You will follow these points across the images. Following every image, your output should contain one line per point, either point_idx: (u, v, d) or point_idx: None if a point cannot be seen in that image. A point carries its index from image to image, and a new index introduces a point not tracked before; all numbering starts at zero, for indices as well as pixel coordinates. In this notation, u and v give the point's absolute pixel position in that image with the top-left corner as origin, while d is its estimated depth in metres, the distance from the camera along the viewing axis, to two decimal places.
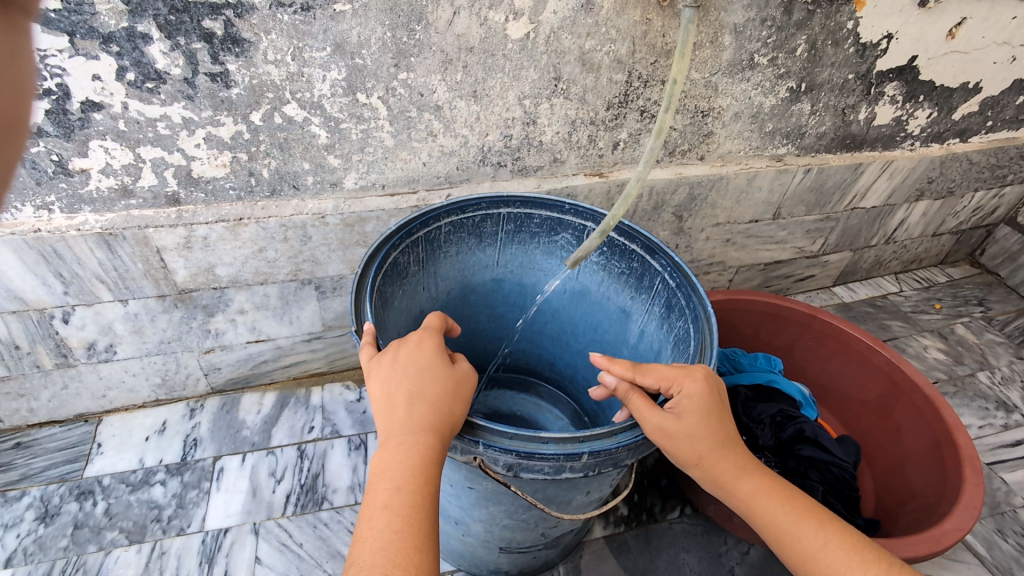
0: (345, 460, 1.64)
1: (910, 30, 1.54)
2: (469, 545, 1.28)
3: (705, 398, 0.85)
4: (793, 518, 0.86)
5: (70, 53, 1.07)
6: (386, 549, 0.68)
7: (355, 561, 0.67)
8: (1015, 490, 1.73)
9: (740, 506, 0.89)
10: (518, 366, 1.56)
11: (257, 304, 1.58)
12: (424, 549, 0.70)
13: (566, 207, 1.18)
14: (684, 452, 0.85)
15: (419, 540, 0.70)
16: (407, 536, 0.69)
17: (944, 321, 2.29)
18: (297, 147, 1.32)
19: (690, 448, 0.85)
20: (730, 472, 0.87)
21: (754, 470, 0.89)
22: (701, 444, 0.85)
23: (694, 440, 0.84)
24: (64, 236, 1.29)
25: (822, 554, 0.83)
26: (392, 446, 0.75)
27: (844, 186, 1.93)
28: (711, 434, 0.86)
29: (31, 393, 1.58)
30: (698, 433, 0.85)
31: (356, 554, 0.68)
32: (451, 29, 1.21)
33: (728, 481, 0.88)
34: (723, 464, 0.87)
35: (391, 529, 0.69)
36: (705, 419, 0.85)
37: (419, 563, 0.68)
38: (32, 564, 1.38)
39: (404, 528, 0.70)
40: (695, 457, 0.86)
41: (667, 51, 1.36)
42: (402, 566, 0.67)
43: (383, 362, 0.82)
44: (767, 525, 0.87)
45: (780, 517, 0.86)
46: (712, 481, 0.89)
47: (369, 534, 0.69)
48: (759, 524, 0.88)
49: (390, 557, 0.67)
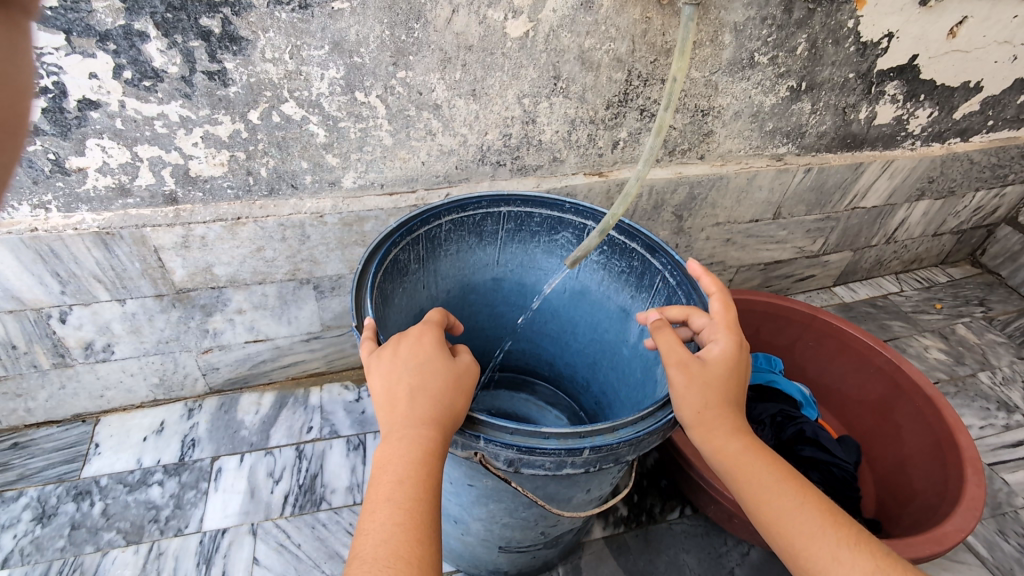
0: (345, 460, 1.63)
1: (911, 29, 1.53)
2: (469, 545, 1.27)
3: (734, 354, 0.89)
4: (773, 484, 0.84)
5: (67, 51, 1.06)
6: (387, 542, 0.67)
7: (357, 554, 0.67)
8: (1017, 490, 1.73)
9: (723, 466, 0.87)
10: (518, 366, 1.55)
11: (256, 303, 1.57)
12: (425, 543, 0.69)
13: (566, 205, 1.17)
14: (692, 395, 0.85)
15: (421, 534, 0.69)
16: (409, 529, 0.69)
17: (945, 321, 2.29)
18: (296, 146, 1.31)
19: (698, 393, 0.85)
20: (722, 430, 0.86)
21: (744, 432, 0.87)
22: (709, 393, 0.86)
23: (706, 385, 0.86)
24: (61, 235, 1.29)
25: (793, 522, 0.81)
26: (395, 440, 0.74)
27: (844, 186, 1.92)
28: (722, 390, 0.87)
29: (29, 393, 1.57)
30: (711, 380, 0.86)
31: (358, 548, 0.67)
32: (450, 27, 1.21)
33: (717, 436, 0.86)
34: (719, 419, 0.86)
35: (393, 522, 0.69)
36: (725, 376, 0.87)
37: (421, 557, 0.67)
38: (30, 565, 1.37)
39: (407, 522, 0.69)
40: (699, 404, 0.85)
41: (667, 49, 1.36)
42: (405, 559, 0.66)
43: (385, 355, 0.81)
44: (748, 484, 0.85)
45: (760, 481, 0.84)
46: (701, 437, 0.86)
47: (371, 527, 0.69)
48: (737, 487, 0.86)
49: (392, 550, 0.67)
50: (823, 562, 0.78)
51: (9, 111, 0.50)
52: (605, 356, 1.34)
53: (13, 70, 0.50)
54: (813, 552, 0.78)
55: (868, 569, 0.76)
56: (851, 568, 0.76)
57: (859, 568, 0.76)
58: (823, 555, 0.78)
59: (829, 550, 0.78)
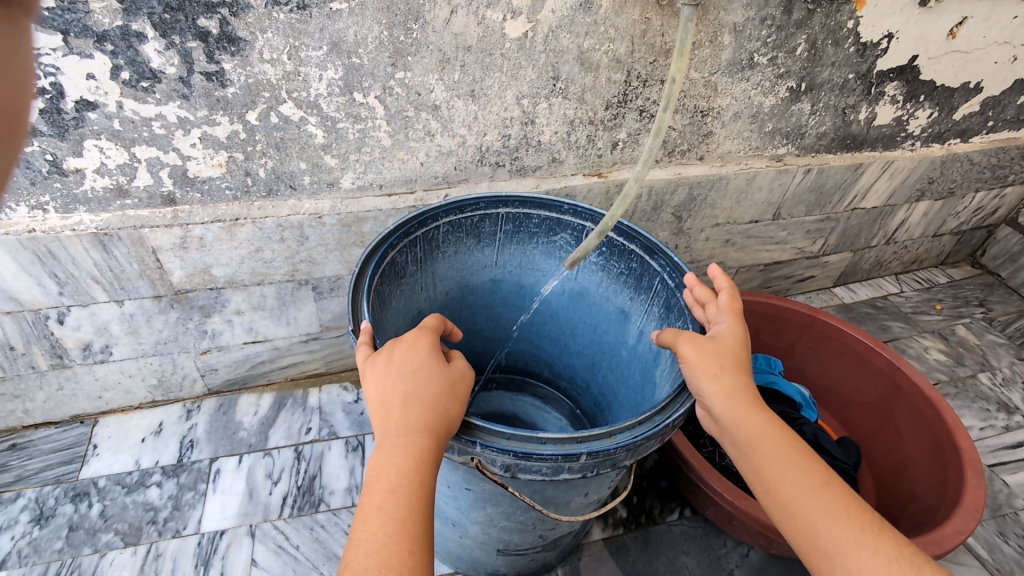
0: (343, 461, 1.63)
1: (911, 29, 1.53)
2: (467, 547, 1.27)
3: (738, 332, 0.93)
4: (797, 465, 0.85)
5: (64, 51, 1.06)
6: (379, 552, 0.66)
7: (349, 564, 0.66)
8: (1017, 492, 1.72)
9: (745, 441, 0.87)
10: (517, 366, 1.55)
11: (255, 304, 1.57)
12: (418, 553, 0.68)
13: (565, 206, 1.16)
14: (707, 359, 0.89)
15: (414, 544, 0.68)
16: (401, 538, 0.68)
17: (945, 322, 2.28)
18: (295, 146, 1.31)
19: (715, 358, 0.89)
20: (746, 403, 0.87)
21: (767, 411, 0.88)
22: (726, 361, 0.89)
23: (720, 351, 0.90)
24: (59, 236, 1.28)
25: (817, 504, 0.82)
26: (389, 447, 0.74)
27: (844, 186, 1.92)
28: (737, 362, 0.90)
29: (27, 394, 1.57)
30: (724, 349, 0.90)
31: (350, 557, 0.67)
32: (449, 28, 1.20)
33: (743, 409, 0.87)
34: (741, 391, 0.88)
35: (386, 531, 0.68)
36: (737, 350, 0.91)
37: (413, 566, 0.67)
38: (28, 566, 1.37)
39: (399, 531, 0.69)
40: (718, 366, 0.88)
41: (667, 50, 1.35)
42: (396, 569, 0.66)
43: (379, 361, 0.81)
44: (769, 463, 0.86)
45: (785, 461, 0.85)
46: (727, 409, 0.87)
47: (363, 537, 0.68)
48: (759, 466, 0.87)
49: (384, 559, 0.66)
50: (846, 545, 0.79)
51: (8, 108, 0.49)
52: (604, 357, 1.34)
53: (13, 69, 0.50)
54: (837, 535, 0.80)
55: (891, 552, 0.78)
56: (874, 551, 0.78)
57: (882, 552, 0.78)
58: (846, 537, 0.79)
59: (852, 533, 0.79)
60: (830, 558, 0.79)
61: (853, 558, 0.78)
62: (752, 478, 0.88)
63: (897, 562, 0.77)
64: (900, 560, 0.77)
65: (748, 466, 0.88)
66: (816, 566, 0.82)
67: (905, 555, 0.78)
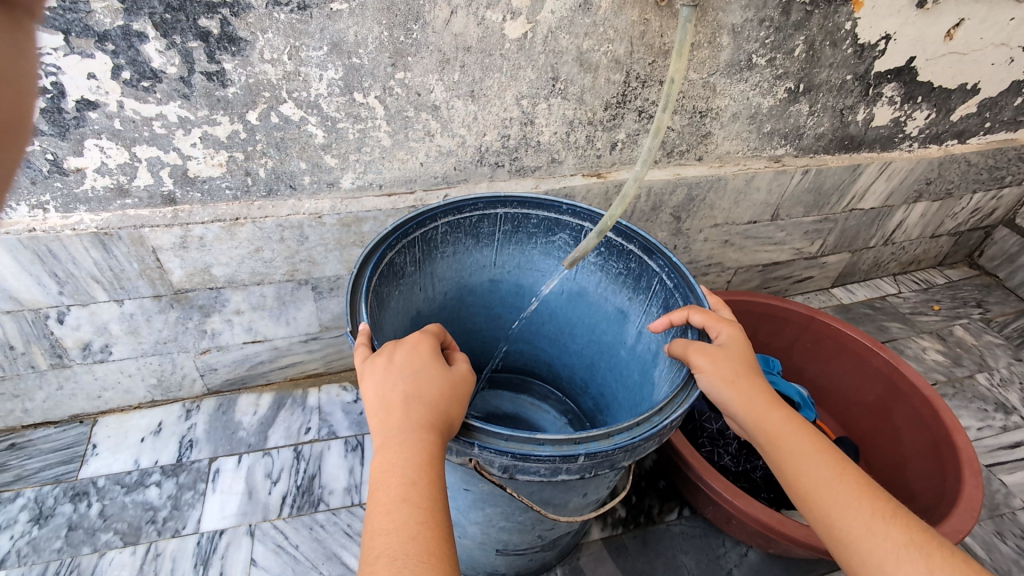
0: (342, 461, 1.63)
1: (909, 31, 1.54)
2: (465, 548, 1.27)
3: (743, 335, 0.96)
4: (813, 457, 0.87)
5: (65, 51, 1.06)
6: (411, 539, 0.67)
7: (380, 553, 0.65)
8: (1015, 491, 1.73)
9: (762, 438, 0.90)
10: (516, 367, 1.56)
11: (254, 304, 1.57)
12: (445, 538, 0.69)
13: (563, 207, 1.16)
14: (720, 367, 0.91)
15: (441, 531, 0.69)
16: (430, 525, 0.69)
17: (943, 322, 2.29)
18: (294, 146, 1.31)
19: (727, 365, 0.91)
20: (761, 402, 0.91)
21: (783, 407, 0.91)
22: (738, 366, 0.92)
23: (731, 356, 0.93)
24: (59, 236, 1.28)
25: (830, 494, 0.84)
26: (397, 444, 0.74)
27: (843, 187, 1.92)
28: (746, 365, 0.93)
29: (27, 394, 1.57)
30: (733, 354, 0.93)
31: (380, 547, 0.66)
32: (449, 28, 1.21)
33: (757, 410, 0.90)
34: (755, 391, 0.91)
35: (415, 520, 0.68)
36: (744, 353, 0.95)
37: (444, 553, 0.67)
38: (26, 566, 1.37)
39: (427, 519, 0.69)
40: (731, 371, 0.91)
41: (666, 51, 1.36)
42: (433, 554, 0.66)
43: (379, 363, 0.81)
44: (786, 459, 0.88)
45: (802, 453, 0.88)
46: (740, 407, 0.91)
47: (391, 526, 0.67)
48: (777, 462, 0.89)
49: (419, 546, 0.66)
50: (856, 531, 0.81)
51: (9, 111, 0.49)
52: (603, 357, 1.34)
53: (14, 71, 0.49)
54: (849, 523, 0.82)
55: (900, 539, 0.79)
56: (884, 536, 0.79)
57: (892, 538, 0.79)
58: (858, 525, 0.81)
59: (864, 520, 0.81)
60: (843, 543, 0.82)
61: (863, 543, 0.80)
62: (771, 469, 0.91)
63: (905, 548, 0.78)
64: (910, 547, 0.78)
65: (767, 458, 0.92)
66: (834, 551, 0.84)
67: (916, 542, 0.79)
